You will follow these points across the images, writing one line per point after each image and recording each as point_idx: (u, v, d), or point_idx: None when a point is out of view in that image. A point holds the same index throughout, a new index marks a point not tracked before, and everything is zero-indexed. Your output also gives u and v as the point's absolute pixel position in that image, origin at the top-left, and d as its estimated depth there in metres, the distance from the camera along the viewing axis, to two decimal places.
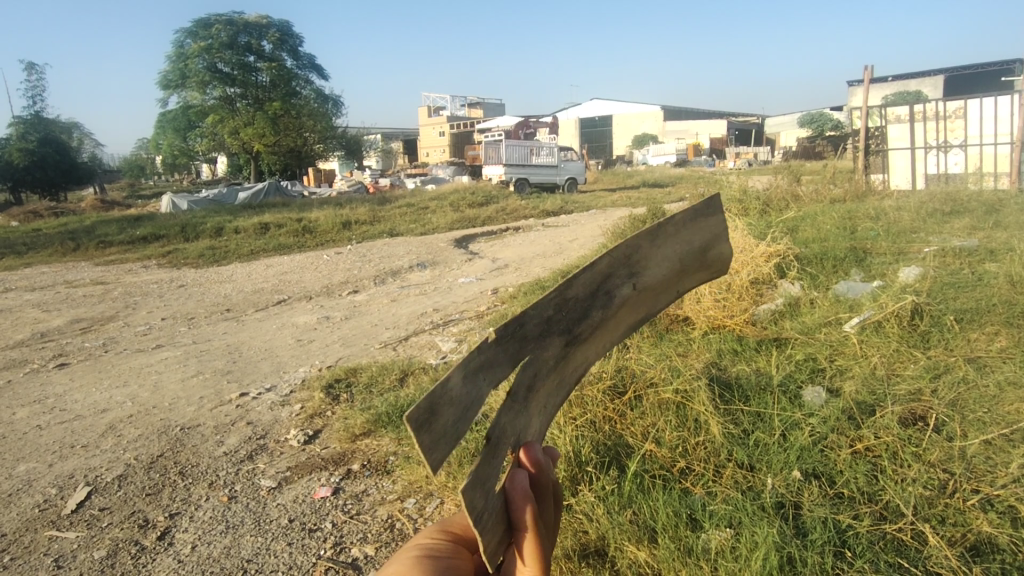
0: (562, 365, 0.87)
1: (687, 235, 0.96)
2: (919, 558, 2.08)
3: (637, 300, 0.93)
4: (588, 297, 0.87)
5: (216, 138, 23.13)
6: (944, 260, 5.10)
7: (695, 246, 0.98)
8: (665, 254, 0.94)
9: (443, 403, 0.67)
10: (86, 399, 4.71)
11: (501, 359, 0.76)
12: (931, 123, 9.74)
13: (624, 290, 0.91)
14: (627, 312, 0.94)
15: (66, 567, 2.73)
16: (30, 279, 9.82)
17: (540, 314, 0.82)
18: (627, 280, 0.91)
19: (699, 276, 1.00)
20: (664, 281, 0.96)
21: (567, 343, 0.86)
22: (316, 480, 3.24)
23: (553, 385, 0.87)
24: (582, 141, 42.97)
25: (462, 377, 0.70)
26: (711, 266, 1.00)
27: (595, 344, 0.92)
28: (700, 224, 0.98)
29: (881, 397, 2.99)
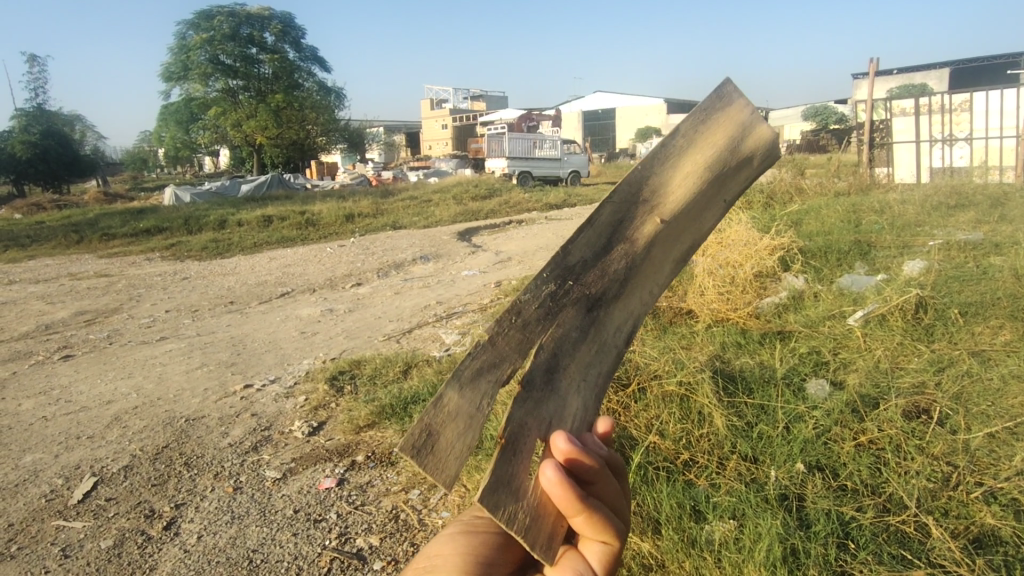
0: (596, 332, 0.72)
1: (712, 132, 0.75)
2: (922, 550, 2.08)
3: (670, 228, 0.74)
4: (595, 246, 0.72)
5: (219, 131, 23.13)
6: (949, 254, 5.08)
7: (731, 140, 0.75)
8: (684, 166, 0.74)
9: (439, 420, 0.64)
10: (92, 390, 4.73)
11: (504, 351, 0.67)
12: (937, 116, 9.67)
13: (639, 224, 0.73)
14: (667, 245, 0.75)
15: (73, 556, 2.75)
16: (34, 271, 9.86)
17: (536, 292, 0.70)
18: (642, 212, 0.73)
19: (753, 167, 0.77)
20: (697, 192, 0.74)
21: (589, 308, 0.71)
22: (321, 471, 3.26)
23: (590, 357, 0.72)
24: (585, 134, 42.83)
25: (459, 386, 0.65)
26: (761, 156, 0.77)
27: (638, 295, 0.74)
28: (725, 111, 0.76)
29: (885, 390, 2.98)
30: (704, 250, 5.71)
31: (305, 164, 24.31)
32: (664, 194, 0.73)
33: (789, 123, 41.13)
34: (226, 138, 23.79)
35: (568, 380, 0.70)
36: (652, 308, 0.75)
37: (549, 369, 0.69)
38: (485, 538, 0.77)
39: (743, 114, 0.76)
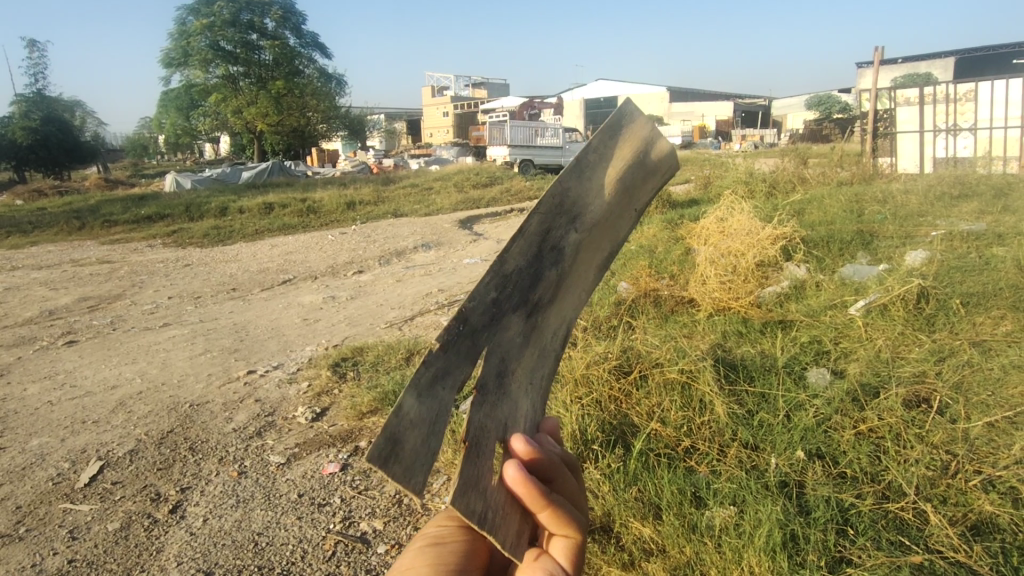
0: (536, 338, 0.73)
1: (621, 143, 0.75)
2: (920, 536, 2.11)
3: (596, 236, 0.74)
4: (530, 256, 0.69)
5: (219, 117, 23.07)
6: (951, 244, 5.08)
7: (637, 153, 0.75)
8: (606, 179, 0.73)
9: (401, 429, 0.58)
10: (96, 376, 4.76)
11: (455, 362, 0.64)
12: (941, 106, 9.63)
13: (569, 236, 0.72)
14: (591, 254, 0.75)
15: (81, 538, 2.79)
16: (37, 257, 9.88)
17: (480, 300, 0.67)
18: (569, 223, 0.72)
19: (656, 180, 0.78)
20: (615, 204, 0.75)
21: (529, 316, 0.71)
22: (325, 456, 3.28)
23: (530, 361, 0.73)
24: (587, 122, 42.63)
25: (419, 396, 0.61)
26: (662, 173, 0.79)
27: (567, 302, 0.75)
28: (630, 127, 0.76)
29: (886, 378, 3.00)
30: (706, 240, 5.70)
31: (307, 151, 24.25)
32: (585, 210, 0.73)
33: (792, 112, 40.90)
34: (227, 124, 23.70)
35: (517, 382, 0.72)
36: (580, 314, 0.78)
37: (499, 375, 0.69)
38: (450, 546, 0.75)
39: (644, 130, 0.77)
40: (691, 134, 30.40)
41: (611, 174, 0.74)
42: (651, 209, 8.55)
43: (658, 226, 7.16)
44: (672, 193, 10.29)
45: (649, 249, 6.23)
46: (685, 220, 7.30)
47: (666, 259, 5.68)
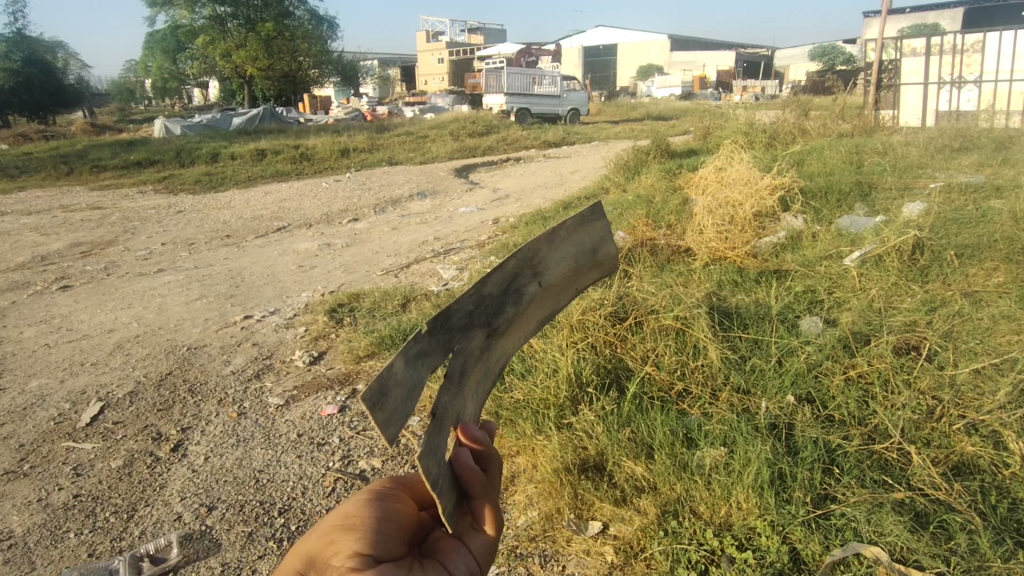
0: (485, 357, 0.80)
1: (585, 230, 0.91)
2: (903, 476, 2.18)
3: (548, 297, 0.88)
4: (502, 303, 0.80)
5: (207, 60, 22.42)
6: (949, 197, 5.05)
7: (593, 242, 0.92)
8: (570, 249, 0.89)
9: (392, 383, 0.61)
10: (93, 319, 4.77)
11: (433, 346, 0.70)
12: (947, 57, 9.41)
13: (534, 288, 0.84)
14: (548, 305, 0.89)
15: (85, 475, 2.84)
16: (26, 202, 9.72)
17: (461, 304, 0.74)
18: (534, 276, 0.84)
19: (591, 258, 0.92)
20: (568, 272, 0.90)
21: (489, 335, 0.79)
22: (323, 399, 3.33)
23: (479, 376, 0.80)
24: (586, 70, 41.64)
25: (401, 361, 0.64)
26: (608, 259, 0.96)
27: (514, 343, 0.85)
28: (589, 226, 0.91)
29: (877, 327, 3.03)
30: (704, 189, 5.66)
31: (298, 98, 23.69)
32: (550, 273, 0.86)
33: (794, 65, 40.05)
34: (215, 68, 23.03)
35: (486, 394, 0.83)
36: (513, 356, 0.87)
37: (463, 371, 0.74)
38: None
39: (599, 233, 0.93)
40: (691, 85, 29.76)
41: (577, 246, 0.89)
42: (649, 159, 8.45)
43: (655, 176, 7.11)
44: (671, 143, 10.14)
45: (646, 199, 6.18)
46: (683, 171, 7.24)
47: (664, 208, 5.66)
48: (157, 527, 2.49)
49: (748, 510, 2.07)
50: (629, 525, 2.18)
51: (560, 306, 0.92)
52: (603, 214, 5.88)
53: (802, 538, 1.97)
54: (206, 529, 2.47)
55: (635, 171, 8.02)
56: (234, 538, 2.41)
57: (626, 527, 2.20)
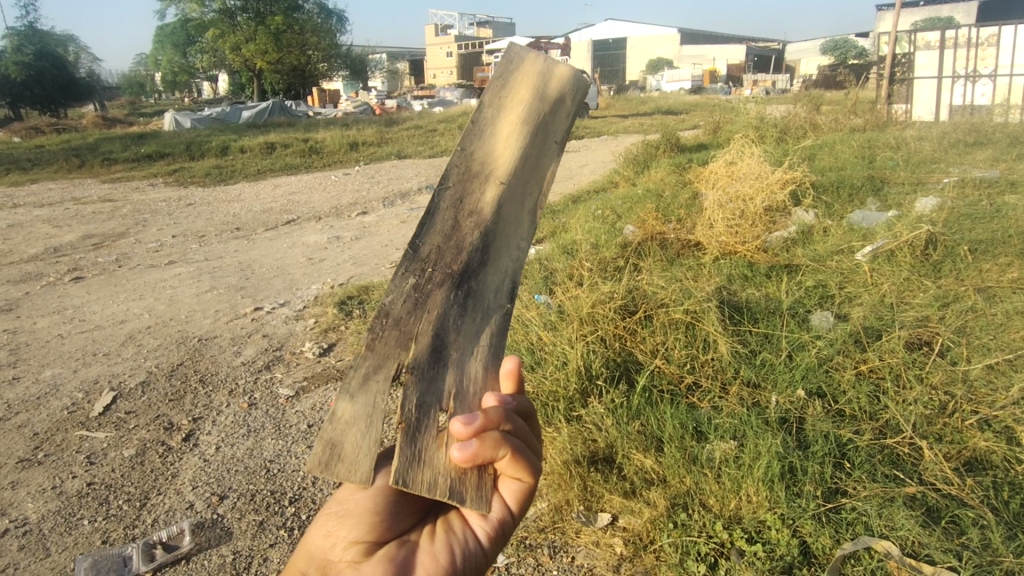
0: (474, 302, 0.81)
1: (514, 90, 0.82)
2: (915, 471, 2.16)
3: (512, 193, 0.82)
4: (454, 238, 0.80)
5: (217, 54, 22.49)
6: (963, 191, 4.99)
7: (528, 103, 0.82)
8: (502, 137, 0.81)
9: (339, 433, 0.75)
10: (105, 310, 4.81)
11: (385, 352, 0.77)
12: (962, 51, 9.30)
13: (488, 196, 0.80)
14: (522, 191, 0.83)
15: (98, 463, 2.87)
16: (38, 195, 9.81)
17: (399, 288, 0.78)
18: (481, 184, 0.80)
19: (567, 104, 0.85)
20: (521, 151, 0.82)
21: (459, 282, 0.80)
22: (333, 390, 3.35)
23: (467, 331, 0.81)
24: (595, 64, 41.45)
25: (351, 396, 0.76)
26: (560, 110, 0.84)
27: (504, 256, 0.82)
28: (518, 68, 0.83)
29: (889, 322, 3.01)
30: (715, 184, 5.63)
31: (307, 92, 23.71)
32: (492, 160, 0.80)
33: (805, 59, 39.73)
34: (225, 61, 23.08)
35: (457, 351, 0.81)
36: (522, 261, 0.83)
37: (436, 348, 0.79)
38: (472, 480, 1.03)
39: (535, 65, 0.84)
40: (700, 79, 29.54)
41: (520, 126, 0.81)
42: (659, 153, 8.41)
43: (665, 170, 7.08)
44: (681, 137, 10.08)
45: (656, 193, 6.15)
46: (693, 165, 7.20)
47: (674, 202, 5.64)
48: (169, 515, 2.51)
49: (757, 503, 2.07)
50: (639, 517, 2.18)
51: (548, 176, 0.84)
52: (612, 208, 5.87)
53: (812, 532, 1.97)
54: (218, 517, 2.49)
55: (645, 165, 7.99)
56: (246, 526, 2.43)
57: (635, 518, 2.19)
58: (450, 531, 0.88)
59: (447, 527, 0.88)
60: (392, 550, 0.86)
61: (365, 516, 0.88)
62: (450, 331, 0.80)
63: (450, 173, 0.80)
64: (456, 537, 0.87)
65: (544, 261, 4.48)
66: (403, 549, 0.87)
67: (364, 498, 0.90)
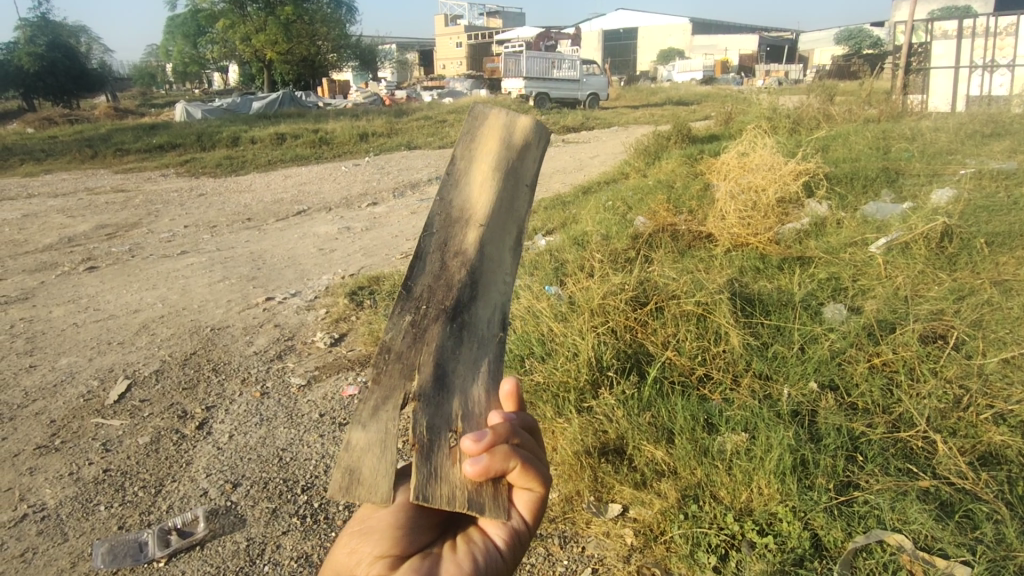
0: (470, 333, 0.82)
1: (483, 146, 0.82)
2: (929, 465, 2.15)
3: (494, 230, 0.82)
4: (441, 278, 0.81)
5: (228, 45, 22.53)
6: (980, 183, 4.92)
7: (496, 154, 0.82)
8: (479, 184, 0.82)
9: (355, 459, 0.76)
10: (119, 300, 4.86)
11: (391, 384, 0.78)
12: (979, 40, 9.15)
13: (468, 237, 0.81)
14: (504, 230, 0.83)
15: (114, 450, 2.91)
16: (52, 185, 9.90)
17: (397, 326, 0.80)
18: (461, 227, 0.82)
19: (534, 150, 0.85)
20: (498, 196, 0.82)
21: (452, 314, 0.81)
22: (344, 379, 3.37)
23: (467, 361, 0.82)
24: (605, 55, 41.14)
25: (364, 424, 0.77)
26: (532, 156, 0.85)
27: (494, 289, 0.83)
28: (484, 122, 0.84)
29: (903, 315, 2.98)
30: (726, 175, 5.59)
31: (316, 83, 23.70)
32: (469, 208, 0.82)
33: (819, 49, 39.22)
34: (236, 52, 23.11)
35: (459, 378, 0.81)
36: (513, 295, 0.84)
37: (437, 377, 0.80)
38: None
39: (500, 119, 0.84)
40: (712, 70, 29.28)
41: (494, 167, 0.82)
42: (670, 144, 8.35)
43: (676, 161, 7.03)
44: (692, 128, 10.00)
45: (667, 184, 6.11)
46: (704, 156, 7.15)
47: (685, 194, 5.61)
48: (184, 502, 2.54)
49: (769, 495, 2.06)
50: (649, 508, 2.18)
51: (526, 216, 0.85)
52: (623, 199, 5.84)
53: (825, 524, 1.96)
54: (231, 505, 2.52)
55: (656, 156, 7.94)
56: (259, 513, 2.46)
57: (646, 510, 2.19)
58: (470, 540, 0.87)
59: (467, 540, 0.87)
60: (417, 562, 0.83)
61: (388, 530, 0.86)
62: (446, 360, 0.80)
63: (432, 223, 0.82)
64: (477, 547, 0.86)
65: (554, 252, 4.47)
66: (426, 561, 0.84)
67: (385, 513, 0.88)
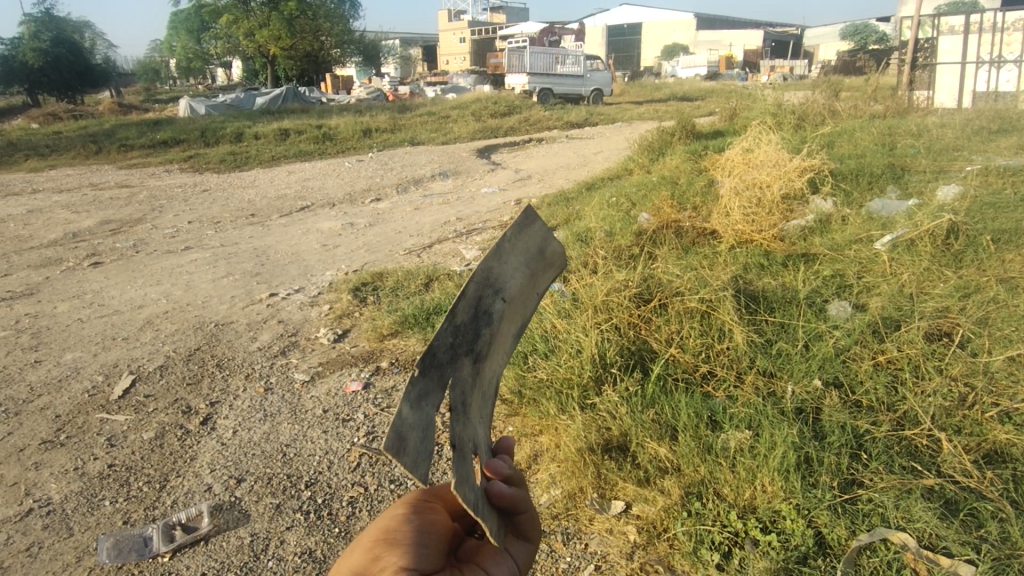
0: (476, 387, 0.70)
1: (529, 232, 0.75)
2: (933, 463, 2.14)
3: (515, 308, 0.74)
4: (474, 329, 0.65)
5: (231, 40, 22.54)
6: (986, 179, 4.90)
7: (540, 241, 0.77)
8: (523, 255, 0.73)
9: (407, 429, 0.54)
10: (123, 295, 4.87)
11: (435, 373, 0.59)
12: (986, 36, 9.10)
13: (500, 306, 0.70)
14: (517, 319, 0.76)
15: (119, 445, 2.92)
16: (57, 180, 9.93)
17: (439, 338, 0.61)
18: (496, 294, 0.69)
19: (551, 274, 0.81)
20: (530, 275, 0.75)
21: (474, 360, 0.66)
22: (348, 375, 3.38)
23: (478, 402, 0.69)
24: (609, 50, 41.02)
25: (408, 403, 0.55)
26: (558, 254, 0.80)
27: (495, 361, 0.74)
28: (536, 224, 0.76)
29: (908, 313, 2.97)
30: (730, 171, 5.57)
31: (320, 78, 23.71)
32: (508, 282, 0.71)
33: (823, 46, 39.14)
34: (239, 47, 23.11)
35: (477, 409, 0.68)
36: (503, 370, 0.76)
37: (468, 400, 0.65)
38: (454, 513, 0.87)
39: (544, 229, 0.78)
40: (716, 66, 29.20)
41: (532, 256, 0.75)
42: (674, 140, 8.32)
43: (680, 157, 7.01)
44: (697, 124, 9.97)
45: (671, 180, 6.10)
46: (708, 152, 7.13)
47: (689, 190, 5.59)
48: (189, 497, 2.55)
49: (772, 493, 2.06)
50: (652, 505, 2.18)
51: (529, 312, 0.79)
52: (627, 195, 5.83)
53: (828, 522, 1.96)
54: (236, 500, 2.53)
55: (659, 152, 7.92)
56: (263, 509, 2.47)
57: (649, 507, 2.19)
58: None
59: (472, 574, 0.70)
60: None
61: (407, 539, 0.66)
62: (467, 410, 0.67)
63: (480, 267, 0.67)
64: None
65: (558, 249, 4.46)
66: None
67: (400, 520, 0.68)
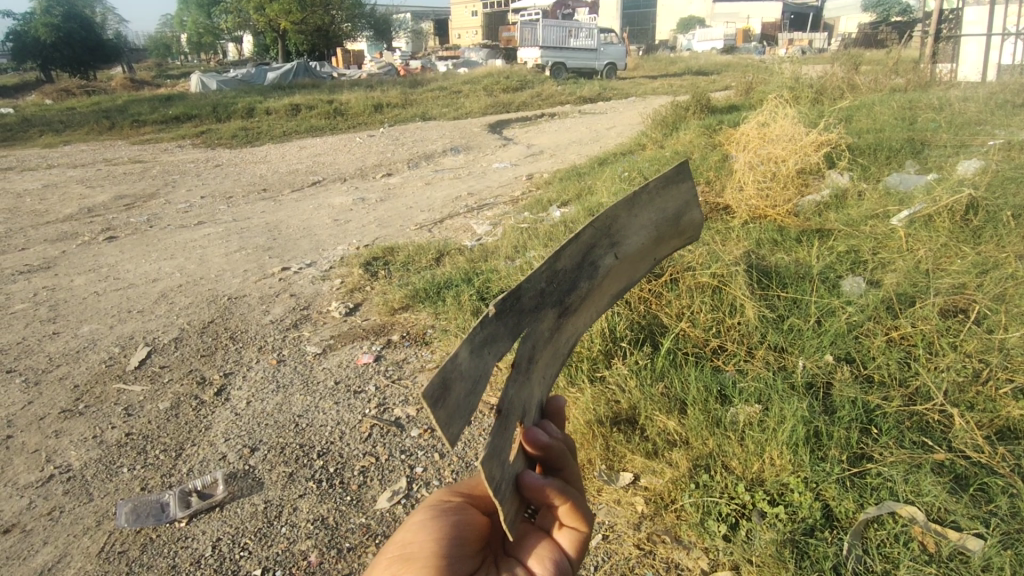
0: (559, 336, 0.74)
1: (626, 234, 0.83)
2: (945, 438, 2.13)
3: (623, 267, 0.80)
4: (576, 279, 0.72)
5: (241, 15, 22.42)
6: (1008, 154, 4.79)
7: (672, 210, 0.83)
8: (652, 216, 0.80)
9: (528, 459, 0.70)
10: (138, 269, 4.92)
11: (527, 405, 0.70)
12: (1014, 6, 8.77)
13: (609, 258, 0.76)
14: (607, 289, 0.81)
15: (136, 414, 2.98)
16: (71, 156, 9.98)
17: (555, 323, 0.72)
18: (609, 246, 0.75)
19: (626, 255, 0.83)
20: (646, 242, 0.82)
21: (562, 314, 0.72)
22: (359, 348, 3.41)
23: (549, 359, 0.74)
24: (623, 24, 40.25)
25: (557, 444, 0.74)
26: (693, 224, 0.88)
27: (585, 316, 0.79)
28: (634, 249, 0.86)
29: (923, 289, 2.93)
30: (745, 145, 5.47)
31: (332, 52, 23.55)
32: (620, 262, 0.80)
33: (845, 16, 38.04)
34: (249, 22, 23.00)
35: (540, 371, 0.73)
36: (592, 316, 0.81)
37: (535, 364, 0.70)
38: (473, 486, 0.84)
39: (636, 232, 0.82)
40: (733, 37, 28.48)
41: (656, 214, 0.81)
42: (689, 114, 8.20)
43: (695, 131, 6.91)
44: (712, 98, 9.80)
45: (684, 155, 6.03)
46: (724, 126, 7.02)
47: (703, 165, 5.52)
48: (203, 465, 2.61)
49: (781, 466, 2.05)
50: (660, 477, 2.19)
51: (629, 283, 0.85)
52: (640, 170, 5.77)
53: (836, 496, 1.95)
54: (250, 468, 2.57)
55: (673, 127, 7.81)
56: (276, 477, 2.51)
57: (657, 479, 2.20)
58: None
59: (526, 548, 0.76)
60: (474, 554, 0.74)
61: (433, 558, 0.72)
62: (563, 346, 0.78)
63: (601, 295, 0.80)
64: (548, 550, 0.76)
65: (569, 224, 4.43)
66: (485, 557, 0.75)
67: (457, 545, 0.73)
